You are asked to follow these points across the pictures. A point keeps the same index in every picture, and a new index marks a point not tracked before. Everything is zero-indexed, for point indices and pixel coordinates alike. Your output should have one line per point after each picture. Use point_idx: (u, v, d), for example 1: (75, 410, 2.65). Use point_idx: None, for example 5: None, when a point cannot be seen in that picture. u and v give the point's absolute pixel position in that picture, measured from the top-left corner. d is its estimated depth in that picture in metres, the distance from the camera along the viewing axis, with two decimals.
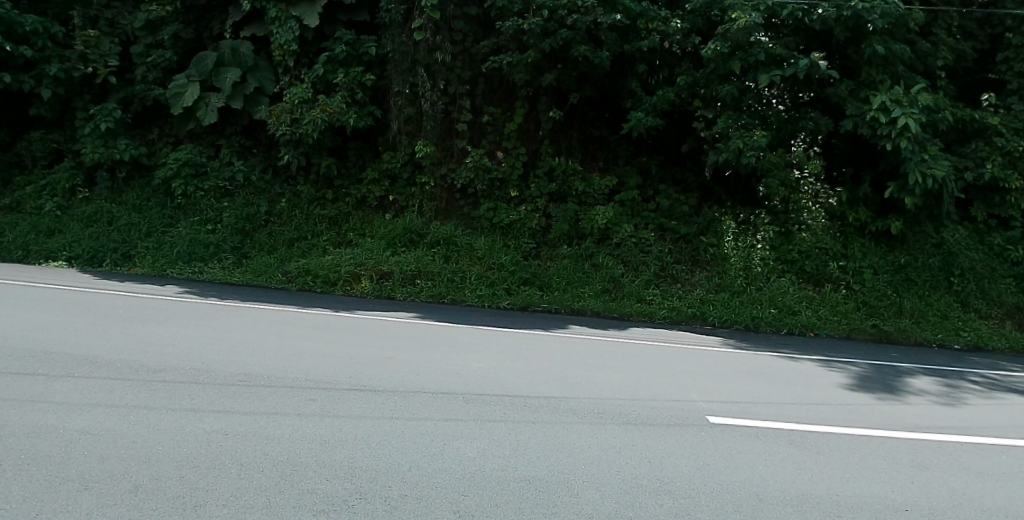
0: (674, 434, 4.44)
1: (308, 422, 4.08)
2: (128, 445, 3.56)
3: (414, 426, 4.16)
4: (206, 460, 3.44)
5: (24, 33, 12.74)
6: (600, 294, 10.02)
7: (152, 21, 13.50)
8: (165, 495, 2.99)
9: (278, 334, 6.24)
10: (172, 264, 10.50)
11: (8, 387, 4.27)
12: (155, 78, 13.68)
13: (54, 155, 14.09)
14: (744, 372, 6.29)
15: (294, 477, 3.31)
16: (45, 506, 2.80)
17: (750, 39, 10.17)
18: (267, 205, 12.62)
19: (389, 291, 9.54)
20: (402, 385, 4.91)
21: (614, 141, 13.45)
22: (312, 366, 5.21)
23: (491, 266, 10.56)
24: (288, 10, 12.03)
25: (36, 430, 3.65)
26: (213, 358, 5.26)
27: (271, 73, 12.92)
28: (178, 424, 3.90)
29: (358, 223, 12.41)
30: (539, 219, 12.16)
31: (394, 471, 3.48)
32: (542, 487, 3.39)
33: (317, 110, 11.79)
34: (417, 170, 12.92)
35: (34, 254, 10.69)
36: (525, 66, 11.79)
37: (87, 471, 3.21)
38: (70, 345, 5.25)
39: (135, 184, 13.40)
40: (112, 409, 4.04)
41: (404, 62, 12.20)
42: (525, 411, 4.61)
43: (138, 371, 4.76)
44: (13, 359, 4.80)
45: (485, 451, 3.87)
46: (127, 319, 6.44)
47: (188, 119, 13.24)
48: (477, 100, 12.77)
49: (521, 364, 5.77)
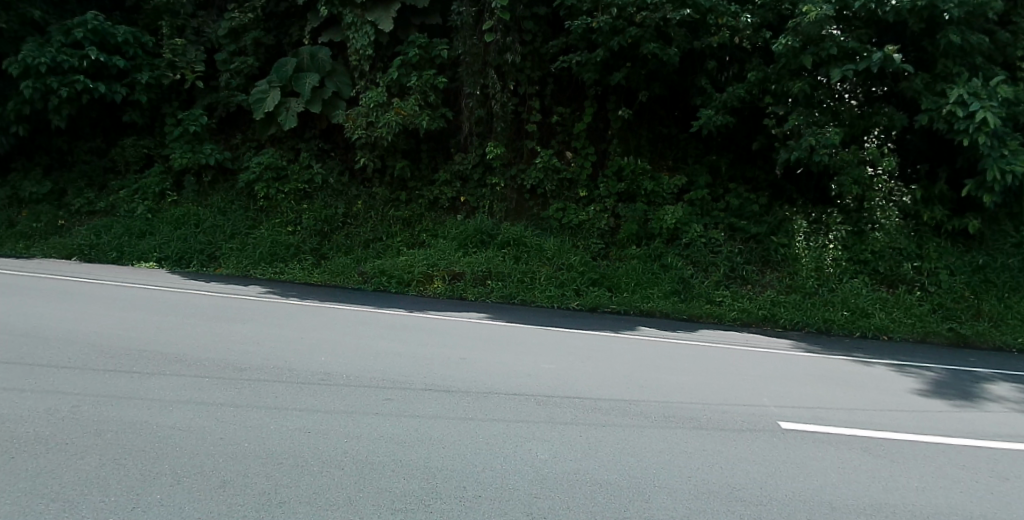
0: (745, 439, 4.35)
1: (386, 422, 4.14)
2: (217, 441, 3.72)
3: (488, 428, 4.17)
4: (288, 457, 3.56)
5: (117, 43, 13.27)
6: (671, 295, 9.87)
7: (235, 28, 13.99)
8: (251, 491, 3.11)
9: (355, 334, 6.38)
10: (255, 264, 10.86)
11: (106, 384, 4.47)
12: (238, 84, 14.15)
13: (146, 160, 14.59)
14: (819, 377, 6.07)
15: (373, 476, 3.37)
16: (141, 501, 2.94)
17: (822, 32, 9.97)
18: (344, 207, 12.93)
19: (461, 291, 9.65)
20: (475, 386, 4.93)
21: (684, 139, 13.20)
22: (388, 366, 5.29)
23: (560, 267, 10.56)
24: (363, 16, 12.25)
25: (133, 425, 3.84)
26: (294, 357, 5.36)
27: (348, 76, 13.23)
28: (262, 421, 4.02)
29: (431, 224, 12.56)
30: (608, 219, 12.10)
31: (467, 472, 3.51)
32: (612, 490, 3.36)
33: (392, 113, 12.01)
34: (487, 171, 13.16)
35: (127, 254, 11.20)
36: (593, 65, 11.96)
37: (179, 466, 3.37)
38: (161, 344, 5.44)
39: (220, 188, 13.93)
40: (202, 405, 4.18)
41: (475, 64, 12.34)
42: (596, 413, 4.56)
43: (225, 370, 4.90)
44: (111, 357, 5.01)
45: (556, 453, 3.87)
46: (215, 318, 6.62)
47: (271, 123, 13.69)
48: (547, 100, 13.38)
49: (595, 367, 5.71)
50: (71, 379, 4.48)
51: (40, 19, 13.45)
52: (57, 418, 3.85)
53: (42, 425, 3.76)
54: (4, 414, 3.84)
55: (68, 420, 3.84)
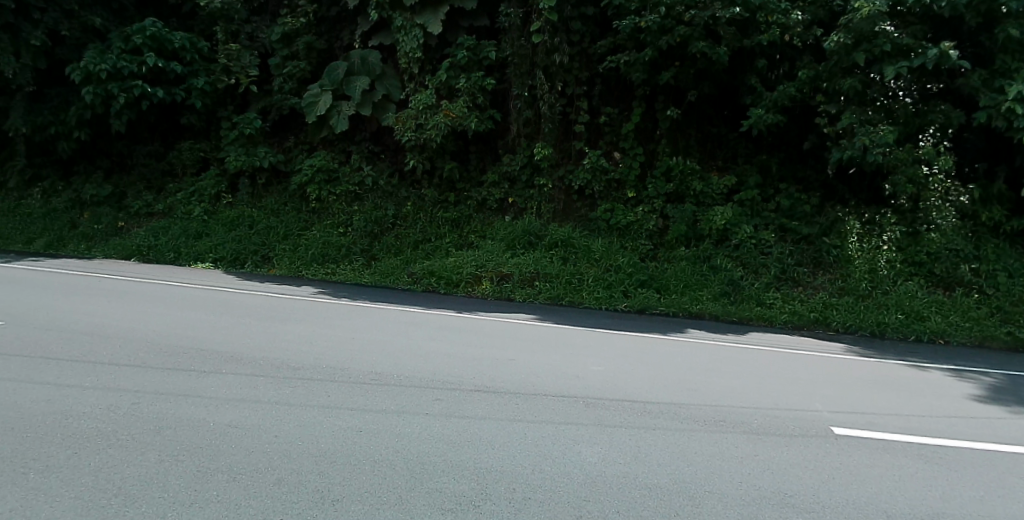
0: (797, 444, 4.24)
1: (436, 422, 4.14)
2: (272, 439, 3.77)
3: (537, 430, 4.14)
4: (340, 456, 3.59)
5: (174, 49, 13.66)
6: (720, 297, 9.73)
7: (287, 33, 14.21)
8: (305, 489, 3.15)
9: (405, 334, 6.42)
10: (308, 265, 11.13)
11: (166, 381, 4.57)
12: (291, 88, 14.52)
13: (202, 163, 15.10)
14: (873, 383, 5.88)
15: (423, 475, 3.38)
16: (198, 497, 3.01)
17: (874, 29, 9.73)
18: (393, 209, 13.03)
19: (509, 292, 9.66)
20: (524, 387, 4.90)
21: (733, 139, 12.98)
22: (436, 366, 5.30)
23: (608, 268, 10.53)
24: (413, 18, 12.36)
25: (191, 423, 3.91)
26: (345, 357, 5.40)
27: (398, 80, 13.28)
28: (314, 420, 4.06)
29: (479, 225, 12.64)
30: (656, 220, 11.97)
31: (518, 474, 3.48)
32: (663, 495, 3.29)
33: (440, 115, 12.13)
34: (535, 172, 13.12)
35: (184, 254, 11.51)
36: (643, 65, 11.83)
37: (235, 463, 3.43)
38: (215, 343, 5.54)
39: (273, 190, 14.28)
40: (256, 404, 4.24)
41: (524, 66, 12.42)
42: (645, 416, 4.49)
43: (279, 369, 4.97)
44: (168, 356, 5.11)
45: (606, 456, 3.82)
46: (268, 318, 6.74)
47: (322, 126, 13.75)
48: (595, 101, 13.20)
49: (645, 370, 5.63)
50: (131, 377, 4.59)
51: (101, 26, 13.89)
52: (119, 414, 3.96)
53: (105, 421, 3.86)
54: (69, 411, 3.95)
55: (129, 416, 3.94)
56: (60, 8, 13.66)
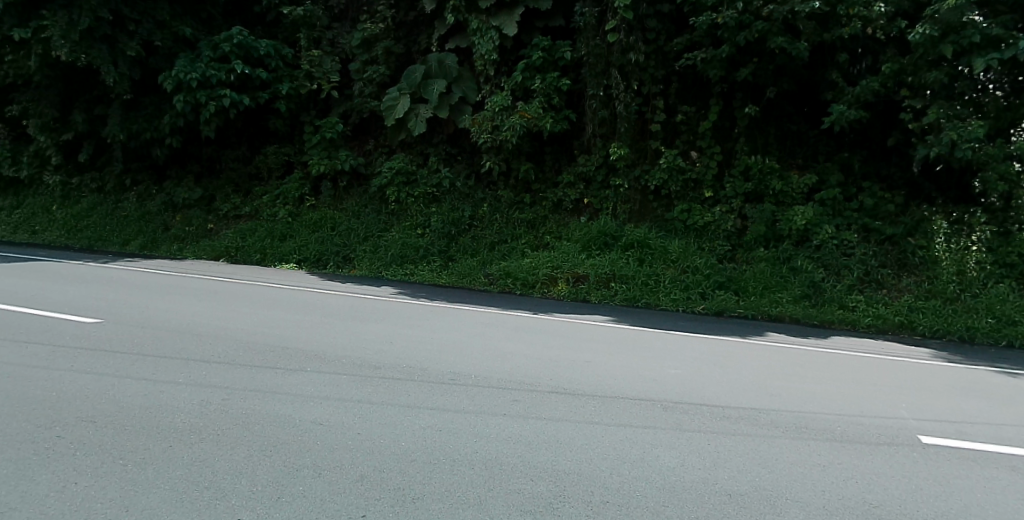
0: (882, 452, 4.05)
1: (515, 423, 4.15)
2: (354, 437, 3.83)
3: (615, 433, 4.10)
4: (421, 455, 3.62)
5: (260, 56, 14.23)
6: (800, 300, 9.53)
7: (367, 38, 14.64)
8: (387, 486, 3.20)
9: (484, 335, 6.47)
10: (387, 266, 11.44)
11: (256, 378, 4.72)
12: (370, 92, 14.76)
13: (285, 167, 15.64)
14: (959, 390, 5.61)
15: (501, 476, 3.38)
16: (285, 492, 3.08)
17: (962, 19, 9.36)
18: (471, 210, 13.27)
19: (584, 294, 9.64)
20: (602, 390, 4.87)
21: (814, 136, 12.74)
22: (514, 367, 5.34)
23: (685, 270, 10.41)
24: (487, 21, 12.65)
25: (278, 419, 4.02)
26: (424, 357, 5.49)
27: (474, 81, 13.65)
28: (396, 418, 4.12)
29: (554, 226, 12.78)
30: (734, 220, 11.84)
31: (595, 477, 3.45)
32: (745, 502, 3.19)
33: (517, 116, 12.44)
34: (610, 172, 13.14)
35: (270, 257, 12.10)
36: (720, 62, 11.81)
37: (319, 459, 3.50)
38: (298, 342, 5.71)
39: (354, 192, 14.62)
40: (340, 401, 4.34)
41: (599, 65, 12.41)
42: (724, 422, 4.39)
43: (362, 367, 5.08)
44: (256, 353, 5.29)
45: (685, 461, 3.74)
46: (349, 318, 6.92)
47: (402, 129, 14.31)
48: (671, 99, 13.07)
49: (724, 374, 5.53)
50: (222, 373, 4.75)
51: (191, 35, 14.42)
52: (211, 409, 4.11)
53: (198, 416, 4.00)
54: (165, 406, 4.11)
55: (219, 412, 4.08)
56: (153, 19, 14.21)
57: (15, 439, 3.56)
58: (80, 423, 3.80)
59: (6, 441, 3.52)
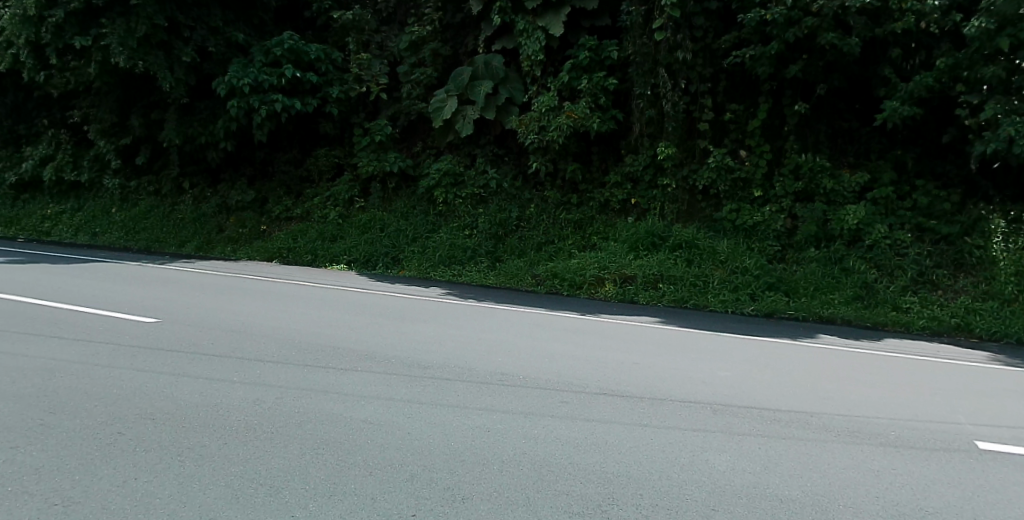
0: (938, 458, 3.91)
1: (563, 424, 4.13)
2: (404, 436, 3.85)
3: (664, 435, 4.05)
4: (470, 455, 3.62)
5: (312, 60, 14.65)
6: (852, 301, 9.48)
7: (415, 41, 14.84)
8: (437, 485, 3.21)
9: (531, 336, 6.49)
10: (435, 267, 11.60)
11: (309, 376, 4.79)
12: (418, 94, 14.90)
13: (336, 169, 15.87)
14: (1016, 394, 5.42)
15: (550, 477, 3.37)
16: (337, 491, 3.12)
17: (1020, 11, 9.18)
18: (518, 210, 13.43)
19: (632, 294, 9.63)
20: (650, 392, 4.83)
21: (865, 133, 12.62)
22: (562, 367, 5.33)
23: (734, 271, 10.29)
24: (534, 22, 12.78)
25: (330, 417, 4.07)
26: (473, 357, 5.53)
27: (521, 82, 13.70)
28: (446, 418, 4.14)
29: (601, 227, 12.76)
30: (784, 220, 11.76)
31: (644, 480, 3.40)
32: (798, 506, 3.12)
33: (563, 117, 12.56)
34: (658, 172, 13.04)
35: (322, 257, 12.51)
36: (769, 59, 11.61)
37: (371, 458, 3.53)
38: (348, 341, 5.80)
39: (402, 193, 14.81)
40: (390, 401, 4.37)
41: (646, 65, 12.49)
42: (775, 425, 4.31)
43: (411, 367, 5.12)
44: (308, 353, 5.37)
45: (735, 465, 3.67)
46: (398, 318, 7.02)
47: (449, 131, 14.41)
48: (720, 97, 12.98)
49: (774, 376, 5.45)
50: (275, 372, 4.84)
51: (244, 41, 14.81)
52: (262, 408, 4.17)
53: (253, 414, 4.07)
54: (221, 404, 4.19)
55: (270, 411, 4.13)
56: (206, 25, 14.64)
57: (80, 435, 3.66)
58: (139, 420, 3.89)
59: (71, 437, 3.62)
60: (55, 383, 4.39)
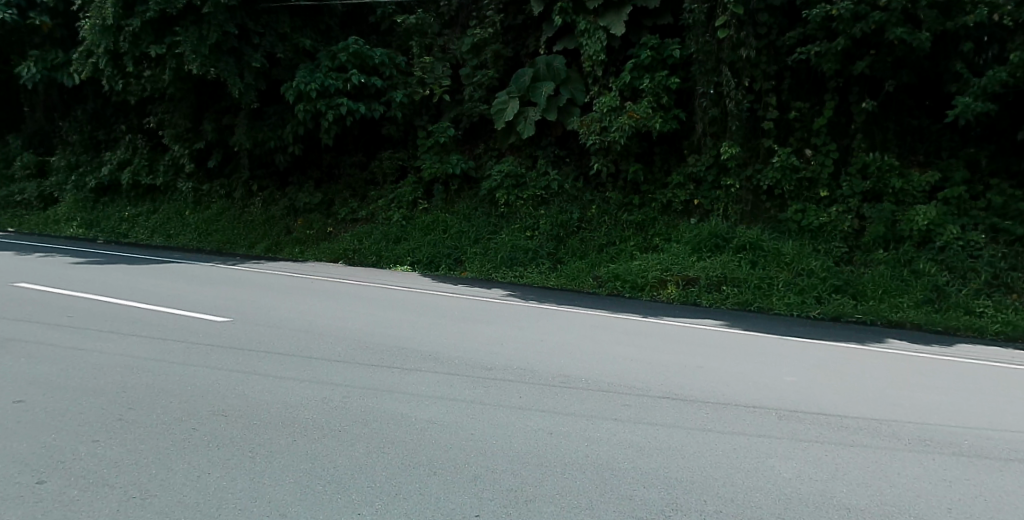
0: (1016, 469, 3.69)
1: (626, 428, 4.10)
2: (468, 437, 3.87)
3: (731, 440, 3.97)
4: (533, 457, 3.62)
5: (376, 65, 14.76)
6: (923, 304, 9.23)
7: (477, 43, 14.91)
8: (502, 486, 3.21)
9: (592, 339, 6.52)
10: (497, 268, 11.74)
11: (376, 376, 4.88)
12: (481, 96, 15.07)
13: (399, 172, 16.09)
14: None
15: (614, 481, 3.32)
16: (401, 490, 3.14)
17: None
18: (579, 212, 13.43)
19: (695, 297, 9.58)
20: (714, 397, 4.77)
21: (936, 131, 12.28)
22: (624, 371, 5.32)
23: (801, 272, 10.23)
24: (596, 21, 12.90)
25: (395, 417, 4.13)
26: (535, 358, 5.60)
27: (582, 83, 13.73)
28: (510, 419, 4.15)
29: (665, 228, 12.75)
30: (852, 221, 11.55)
31: (708, 485, 3.33)
32: (872, 515, 2.98)
33: (625, 117, 12.54)
34: (721, 172, 12.98)
35: (386, 259, 12.81)
36: (835, 55, 11.56)
37: (435, 458, 3.55)
38: (412, 341, 5.91)
39: (464, 195, 15.00)
40: (455, 402, 4.41)
41: (709, 62, 12.53)
42: (842, 432, 4.19)
43: (474, 368, 5.18)
44: (373, 352, 5.50)
45: (801, 472, 3.56)
46: (460, 319, 7.16)
47: (510, 133, 14.56)
48: (784, 95, 12.79)
49: (841, 382, 5.34)
50: (341, 371, 4.94)
51: (311, 47, 15.20)
52: (328, 407, 4.24)
53: (320, 413, 4.14)
54: (290, 402, 4.29)
55: (336, 409, 4.21)
56: (275, 32, 14.98)
57: (159, 430, 3.79)
58: (212, 416, 4.00)
59: (148, 432, 3.75)
60: (135, 381, 4.57)
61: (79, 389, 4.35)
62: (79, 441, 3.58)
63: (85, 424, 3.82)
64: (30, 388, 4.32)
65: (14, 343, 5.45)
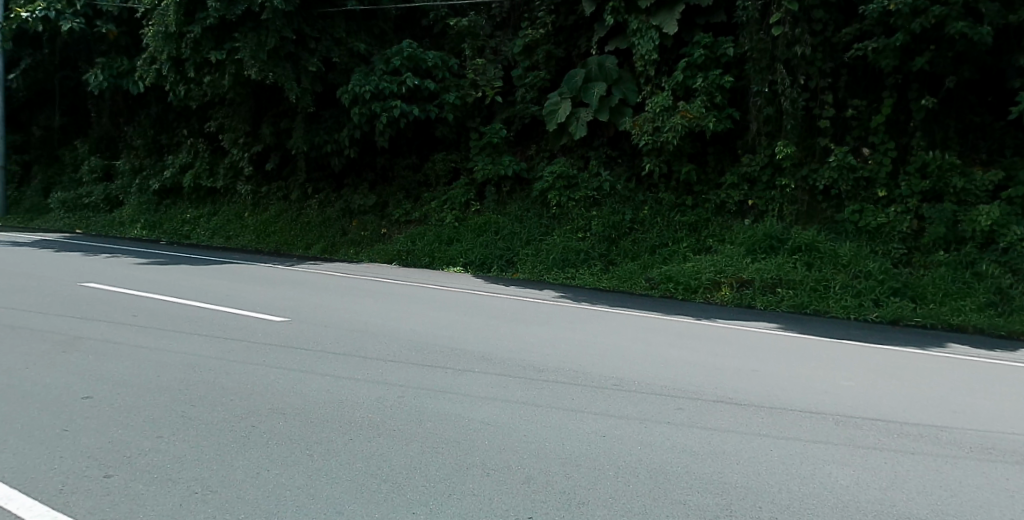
0: None
1: (679, 432, 4.07)
2: (521, 438, 3.88)
3: (788, 445, 3.91)
4: (585, 460, 3.59)
5: (429, 68, 15.00)
6: (986, 308, 8.97)
7: (528, 44, 15.04)
8: (554, 489, 3.19)
9: (646, 341, 6.56)
10: (550, 270, 11.84)
11: (430, 377, 4.97)
12: (532, 97, 15.30)
13: (452, 174, 16.30)
14: None
15: (667, 485, 3.28)
16: (455, 490, 3.15)
17: None
18: (631, 213, 13.50)
19: (750, 300, 9.48)
20: (769, 401, 4.74)
21: (999, 128, 12.08)
22: (678, 374, 5.32)
23: (857, 274, 10.00)
24: (648, 21, 12.84)
25: (449, 417, 4.17)
26: (587, 360, 5.65)
27: (635, 83, 13.73)
28: (563, 421, 4.16)
29: (718, 229, 12.71)
30: (911, 221, 11.35)
31: (763, 491, 3.26)
32: None
33: (677, 116, 12.40)
34: (776, 172, 12.86)
35: (439, 259, 12.98)
36: (893, 51, 11.31)
37: (488, 459, 3.56)
38: (465, 343, 6.02)
39: (516, 197, 15.17)
40: (508, 403, 4.45)
41: (763, 60, 12.32)
42: (900, 438, 4.08)
43: (527, 369, 5.25)
44: (427, 353, 5.61)
45: (859, 479, 3.46)
46: (516, 320, 7.26)
47: (562, 134, 14.69)
48: (841, 93, 12.69)
49: (901, 387, 5.24)
50: (396, 371, 5.04)
51: (365, 50, 15.30)
52: (384, 407, 4.30)
53: (374, 413, 4.20)
54: (346, 401, 4.37)
55: (390, 409, 4.26)
56: (331, 37, 15.18)
57: (219, 427, 3.88)
58: (269, 415, 4.08)
59: (209, 430, 3.83)
60: (198, 379, 4.71)
61: (145, 386, 4.51)
62: (145, 436, 3.69)
63: (150, 420, 3.93)
64: (99, 385, 4.49)
65: (83, 341, 5.66)
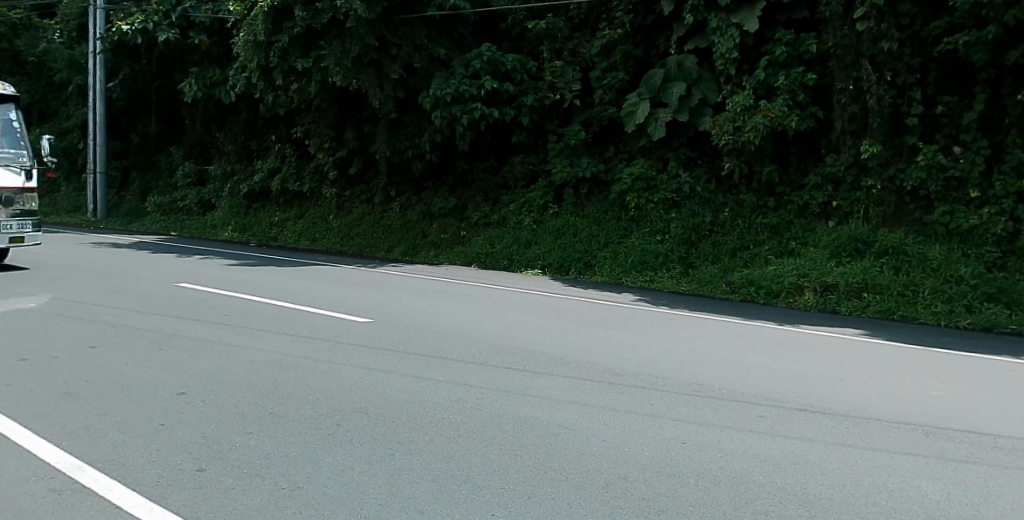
0: None
1: (761, 440, 4.03)
2: (598, 442, 3.89)
3: (877, 456, 3.83)
4: (665, 467, 3.57)
5: (507, 71, 15.08)
6: None
7: (606, 45, 15.11)
8: (632, 495, 3.18)
9: (725, 345, 6.52)
10: (628, 272, 11.94)
11: (508, 380, 5.06)
12: (610, 99, 15.33)
13: (530, 177, 16.46)
14: None
15: (749, 495, 3.22)
16: (537, 493, 3.18)
17: None
18: (711, 215, 13.34)
19: (833, 305, 9.30)
20: (856, 410, 4.64)
21: None
22: (759, 381, 5.28)
23: (948, 279, 9.68)
24: (728, 18, 12.52)
25: (529, 420, 4.22)
26: (664, 365, 5.65)
27: (715, 83, 13.41)
28: (643, 427, 4.17)
29: (800, 232, 12.47)
30: (1006, 223, 10.91)
31: (850, 504, 3.16)
32: None
33: (760, 116, 12.18)
34: (862, 172, 12.55)
35: (517, 262, 13.22)
36: (985, 44, 10.98)
37: (567, 463, 3.58)
38: (545, 345, 6.11)
39: (594, 199, 15.20)
40: (587, 407, 4.49)
41: (847, 57, 12.15)
42: (996, 452, 3.92)
43: (605, 372, 5.31)
44: (509, 355, 5.73)
45: (951, 493, 3.34)
46: (604, 324, 7.29)
47: (641, 135, 14.42)
48: (930, 89, 12.24)
49: (995, 399, 5.04)
50: (474, 372, 5.16)
51: (444, 55, 15.48)
52: (465, 408, 4.38)
53: (453, 413, 4.29)
54: (426, 402, 4.49)
55: (470, 411, 4.35)
56: (412, 43, 15.31)
57: (304, 424, 4.01)
58: (352, 414, 4.21)
59: (293, 427, 3.97)
60: (286, 378, 4.89)
61: (233, 384, 4.69)
62: (235, 432, 3.85)
63: (240, 417, 4.10)
64: (190, 382, 4.71)
65: (176, 339, 5.98)
